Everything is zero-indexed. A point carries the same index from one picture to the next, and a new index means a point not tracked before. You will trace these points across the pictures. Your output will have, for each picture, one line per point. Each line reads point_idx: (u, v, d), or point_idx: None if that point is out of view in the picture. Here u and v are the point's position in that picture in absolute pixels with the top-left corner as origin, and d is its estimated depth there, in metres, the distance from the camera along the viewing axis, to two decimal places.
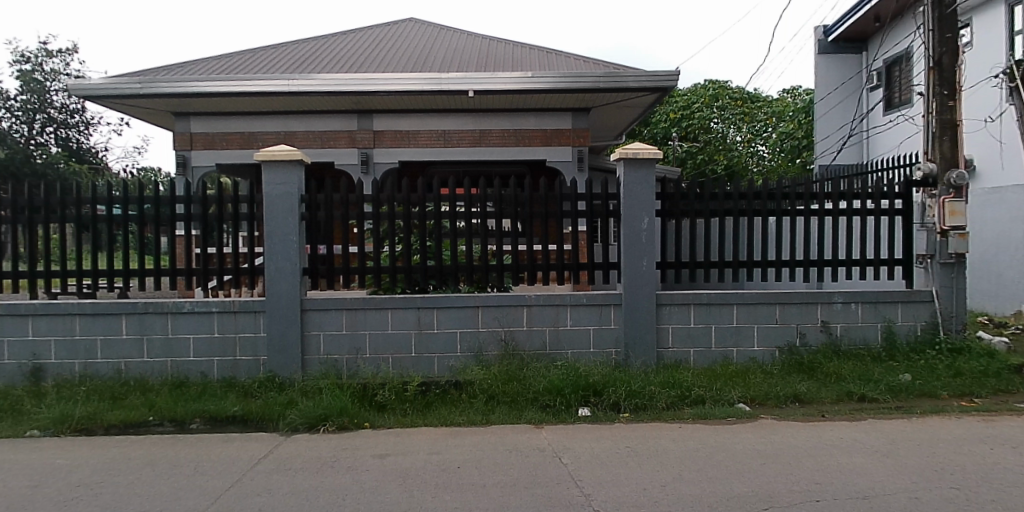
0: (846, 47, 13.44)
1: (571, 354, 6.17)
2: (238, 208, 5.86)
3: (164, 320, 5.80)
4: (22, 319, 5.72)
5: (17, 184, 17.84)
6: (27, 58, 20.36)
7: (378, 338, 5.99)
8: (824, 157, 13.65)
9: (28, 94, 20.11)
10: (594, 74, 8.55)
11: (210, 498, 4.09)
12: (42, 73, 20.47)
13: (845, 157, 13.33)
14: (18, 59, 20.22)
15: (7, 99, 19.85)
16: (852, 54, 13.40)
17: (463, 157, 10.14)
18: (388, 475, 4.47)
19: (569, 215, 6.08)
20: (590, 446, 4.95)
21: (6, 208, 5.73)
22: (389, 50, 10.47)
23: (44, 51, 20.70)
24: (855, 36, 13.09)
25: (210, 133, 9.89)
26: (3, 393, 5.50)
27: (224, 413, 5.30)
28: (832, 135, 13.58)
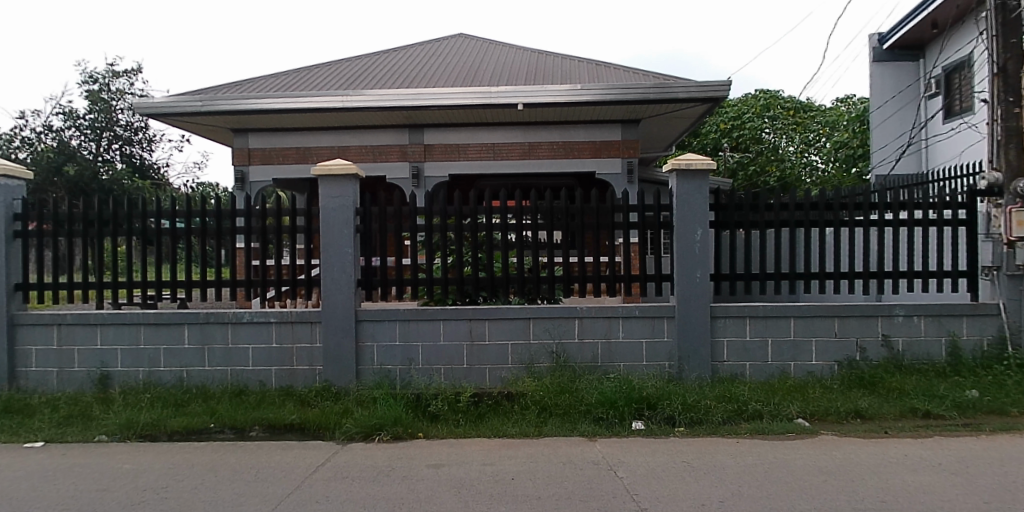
0: (902, 54, 13.16)
1: (623, 366, 6.11)
2: (295, 222, 5.92)
3: (224, 330, 5.94)
4: (90, 328, 5.90)
5: (86, 199, 18.82)
6: (96, 79, 21.30)
7: (430, 349, 6.03)
8: (881, 166, 13.33)
9: (95, 113, 21.04)
10: (644, 85, 8.55)
11: (270, 505, 4.16)
12: (108, 92, 21.41)
13: (902, 167, 12.98)
14: (88, 80, 21.21)
15: (77, 117, 20.84)
16: (907, 62, 13.10)
17: (512, 170, 10.21)
18: (444, 485, 4.48)
19: (621, 227, 6.05)
20: (645, 460, 4.88)
21: (77, 221, 5.90)
22: (439, 66, 10.66)
23: (110, 71, 21.61)
24: (911, 43, 12.82)
25: (267, 149, 10.19)
26: (73, 400, 5.70)
27: (282, 421, 5.40)
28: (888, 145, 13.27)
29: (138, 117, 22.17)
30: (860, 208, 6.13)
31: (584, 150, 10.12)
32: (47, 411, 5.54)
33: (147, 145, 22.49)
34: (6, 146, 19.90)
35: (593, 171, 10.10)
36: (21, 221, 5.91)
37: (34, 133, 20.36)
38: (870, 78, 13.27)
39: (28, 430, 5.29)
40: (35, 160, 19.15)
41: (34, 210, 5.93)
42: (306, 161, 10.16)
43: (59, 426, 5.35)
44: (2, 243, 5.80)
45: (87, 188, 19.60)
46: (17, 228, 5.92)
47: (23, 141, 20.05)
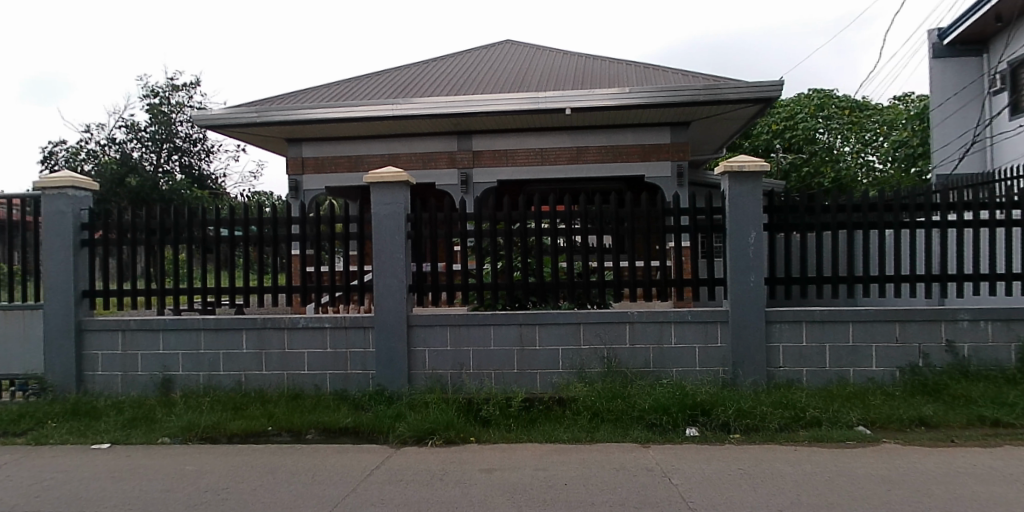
0: (963, 49, 12.75)
1: (676, 372, 6.03)
2: (348, 228, 5.99)
3: (280, 335, 6.06)
4: (152, 333, 6.08)
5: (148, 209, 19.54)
6: (156, 92, 22.04)
7: (481, 355, 6.04)
8: (943, 165, 12.87)
9: (156, 125, 21.77)
10: (693, 87, 8.47)
11: (326, 507, 4.22)
12: (168, 105, 22.14)
13: (967, 165, 12.56)
14: (150, 94, 21.97)
15: (138, 130, 21.65)
16: (970, 57, 12.68)
17: (560, 174, 10.19)
18: (497, 489, 4.48)
19: (673, 230, 5.98)
20: (700, 467, 4.80)
21: (139, 230, 6.06)
22: (487, 72, 10.73)
23: (170, 85, 22.34)
24: (974, 38, 12.39)
25: (319, 158, 10.40)
26: (138, 403, 5.88)
27: (337, 424, 5.48)
28: (950, 143, 12.84)
29: (195, 128, 22.83)
30: (922, 209, 5.94)
31: (633, 154, 10.04)
32: (113, 414, 5.72)
33: (204, 156, 23.12)
34: (73, 158, 20.89)
35: (643, 174, 10.01)
36: (88, 230, 6.11)
37: (99, 146, 21.29)
38: (930, 75, 12.90)
39: (95, 432, 5.48)
40: (99, 173, 20.07)
41: (100, 219, 6.13)
42: (356, 169, 10.33)
43: (124, 428, 5.52)
44: (70, 252, 6.01)
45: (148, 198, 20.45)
46: (84, 237, 6.13)
47: (88, 154, 20.97)
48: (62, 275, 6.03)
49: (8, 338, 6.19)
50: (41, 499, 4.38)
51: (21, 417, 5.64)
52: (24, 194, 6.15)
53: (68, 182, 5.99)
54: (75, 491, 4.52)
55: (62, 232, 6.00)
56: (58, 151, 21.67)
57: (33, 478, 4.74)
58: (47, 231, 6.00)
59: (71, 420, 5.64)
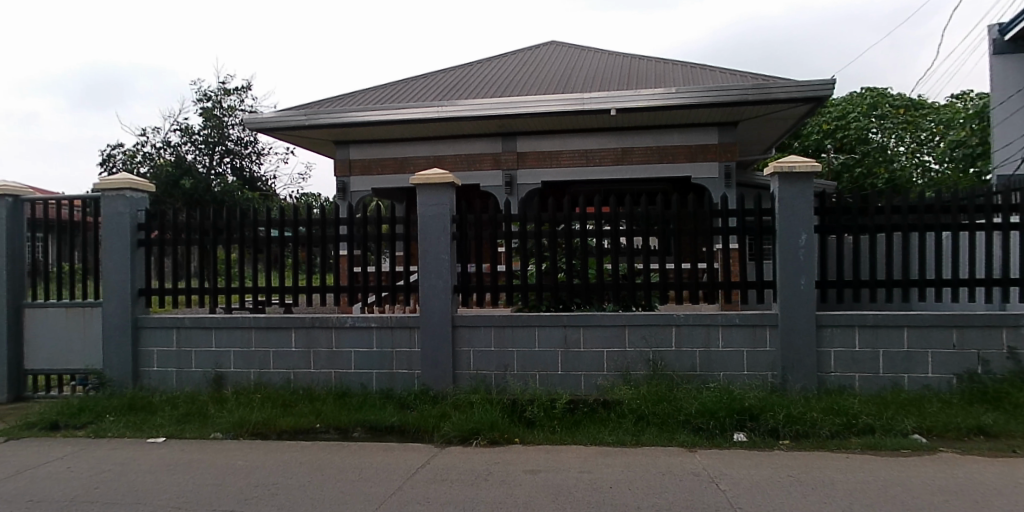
0: None
1: (723, 376, 5.95)
2: (394, 229, 6.06)
3: (328, 334, 6.15)
4: (205, 331, 6.24)
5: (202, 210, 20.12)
6: (209, 96, 22.58)
7: (525, 356, 6.05)
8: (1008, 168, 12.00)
9: (210, 129, 22.32)
10: (741, 87, 8.34)
11: (374, 503, 4.27)
12: (221, 109, 22.67)
13: None
14: (202, 98, 22.54)
15: (192, 134, 22.25)
16: None
17: (603, 175, 10.15)
18: (541, 491, 4.48)
19: (721, 232, 5.92)
20: (748, 473, 4.72)
21: (194, 231, 6.21)
22: (531, 73, 10.74)
23: (222, 90, 22.87)
24: None
25: (366, 160, 10.57)
26: (191, 398, 6.03)
27: (383, 423, 5.55)
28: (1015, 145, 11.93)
29: (246, 131, 23.30)
30: (982, 210, 5.76)
31: (680, 155, 9.94)
32: (167, 409, 5.89)
33: (255, 158, 23.54)
34: (130, 161, 21.61)
35: (689, 175, 9.90)
36: (144, 231, 6.31)
37: (154, 149, 21.96)
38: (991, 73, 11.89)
39: (150, 426, 5.64)
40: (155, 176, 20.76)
41: (156, 220, 6.31)
42: (402, 170, 10.46)
43: (177, 423, 5.68)
44: (127, 251, 6.20)
45: (201, 199, 21.07)
46: (140, 237, 6.32)
47: (144, 156, 21.64)
48: (119, 274, 6.22)
49: (69, 335, 6.42)
50: (100, 490, 4.53)
51: (82, 410, 5.85)
52: (84, 195, 6.35)
53: (126, 184, 6.18)
54: (131, 483, 4.66)
55: (120, 232, 6.19)
56: (116, 154, 22.43)
57: (93, 470, 4.91)
58: (106, 231, 6.21)
59: (128, 415, 5.82)
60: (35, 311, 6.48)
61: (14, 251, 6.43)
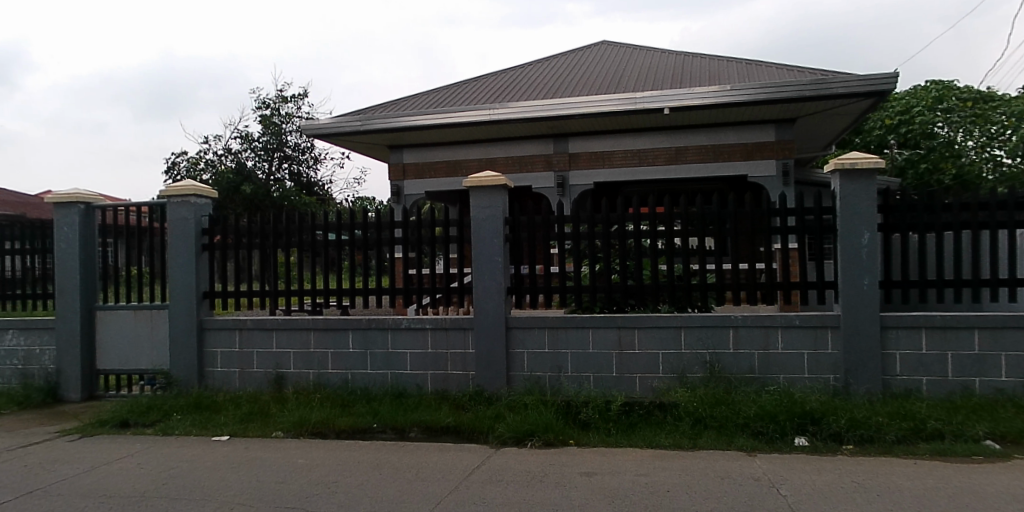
0: None
1: (783, 379, 5.83)
2: (448, 231, 6.12)
3: (384, 335, 6.25)
4: (266, 332, 6.40)
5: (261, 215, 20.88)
6: (267, 104, 23.15)
7: (579, 357, 6.03)
8: None
9: (269, 135, 22.88)
10: (798, 82, 8.16)
11: (431, 503, 4.31)
12: (279, 117, 23.17)
13: None
14: (261, 106, 23.15)
15: (252, 141, 22.87)
16: None
17: (656, 175, 10.06)
18: (597, 494, 4.44)
19: (779, 231, 5.82)
20: (810, 478, 4.58)
21: (255, 235, 6.40)
22: (582, 74, 10.73)
23: (280, 97, 23.39)
24: None
25: (420, 163, 10.89)
26: (253, 398, 6.20)
27: (439, 423, 5.59)
28: None
29: (303, 138, 23.75)
30: None
31: (735, 153, 9.80)
32: (232, 408, 6.07)
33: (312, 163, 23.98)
34: (193, 168, 22.35)
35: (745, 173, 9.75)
36: (208, 235, 6.52)
37: (216, 156, 22.66)
38: None
39: (215, 424, 5.83)
40: (217, 181, 21.54)
41: (218, 225, 6.52)
42: (455, 173, 10.66)
43: (241, 421, 5.85)
44: (192, 256, 6.42)
45: (261, 204, 21.77)
46: (204, 241, 6.53)
47: (207, 163, 22.39)
48: (185, 277, 6.44)
49: (138, 336, 6.69)
50: (168, 486, 4.69)
51: (151, 409, 6.07)
52: (150, 202, 6.58)
53: (190, 191, 6.39)
54: (197, 480, 4.81)
55: (185, 237, 6.42)
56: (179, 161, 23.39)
57: (162, 466, 5.10)
58: (172, 236, 6.44)
59: (194, 413, 6.01)
60: (104, 313, 6.75)
61: (87, 256, 6.73)
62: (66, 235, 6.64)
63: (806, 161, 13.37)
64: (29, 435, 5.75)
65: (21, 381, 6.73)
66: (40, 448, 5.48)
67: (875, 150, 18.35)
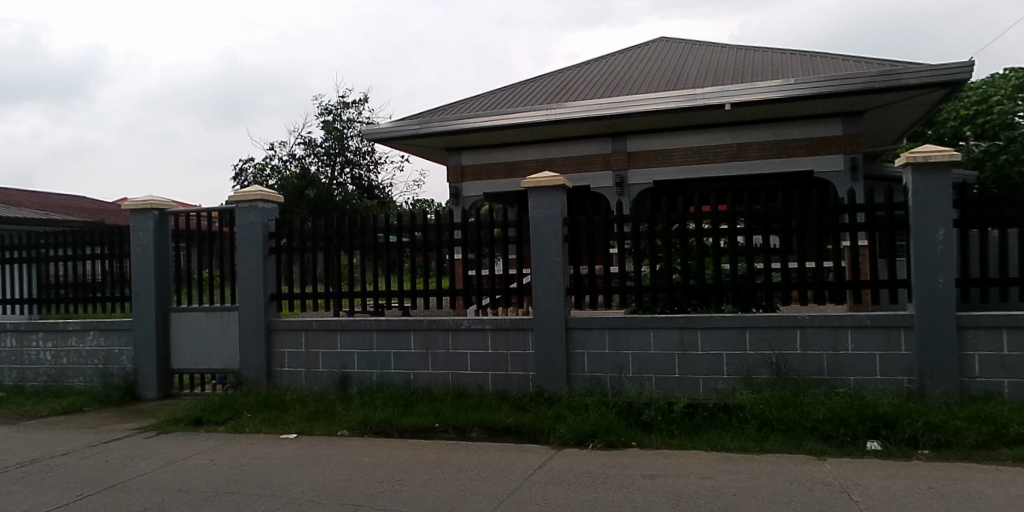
0: None
1: (853, 380, 5.65)
2: (507, 232, 6.17)
3: (446, 336, 6.33)
4: (331, 333, 6.56)
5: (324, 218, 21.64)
6: (330, 110, 23.73)
7: (640, 358, 5.98)
8: None
9: (331, 141, 23.49)
10: (867, 74, 7.92)
11: (495, 503, 4.34)
12: (341, 122, 23.72)
13: None
14: (324, 111, 23.69)
15: (315, 146, 23.56)
16: None
17: (717, 172, 10.12)
18: (661, 496, 4.37)
19: (848, 228, 5.65)
20: (884, 484, 4.39)
21: (319, 238, 6.56)
22: (638, 72, 10.66)
23: (342, 103, 23.96)
24: None
25: (477, 165, 11.29)
26: (319, 397, 6.36)
27: (500, 423, 5.63)
28: None
29: (364, 142, 24.26)
30: None
31: (801, 148, 9.72)
32: (299, 407, 6.24)
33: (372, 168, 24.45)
34: (260, 175, 23.24)
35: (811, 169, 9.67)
36: (274, 239, 6.72)
37: (281, 161, 23.47)
38: None
39: (284, 422, 6.00)
40: (282, 186, 22.32)
41: (284, 229, 6.72)
42: (513, 174, 10.99)
43: (308, 420, 6.00)
44: (260, 259, 6.63)
45: (324, 208, 22.54)
46: (271, 245, 6.73)
47: (272, 169, 23.24)
48: (254, 280, 6.66)
49: (210, 337, 6.96)
50: (241, 482, 4.85)
51: (223, 407, 6.30)
52: (219, 207, 6.83)
53: (257, 196, 6.61)
54: (269, 476, 4.96)
55: (253, 241, 6.63)
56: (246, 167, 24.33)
57: (234, 462, 5.27)
58: (241, 241, 6.66)
59: (263, 411, 6.21)
60: (178, 315, 7.04)
61: (161, 260, 7.02)
62: (142, 241, 6.96)
63: (875, 155, 12.98)
64: (110, 432, 6.04)
65: (102, 380, 7.08)
66: (122, 444, 5.75)
67: (949, 142, 17.57)
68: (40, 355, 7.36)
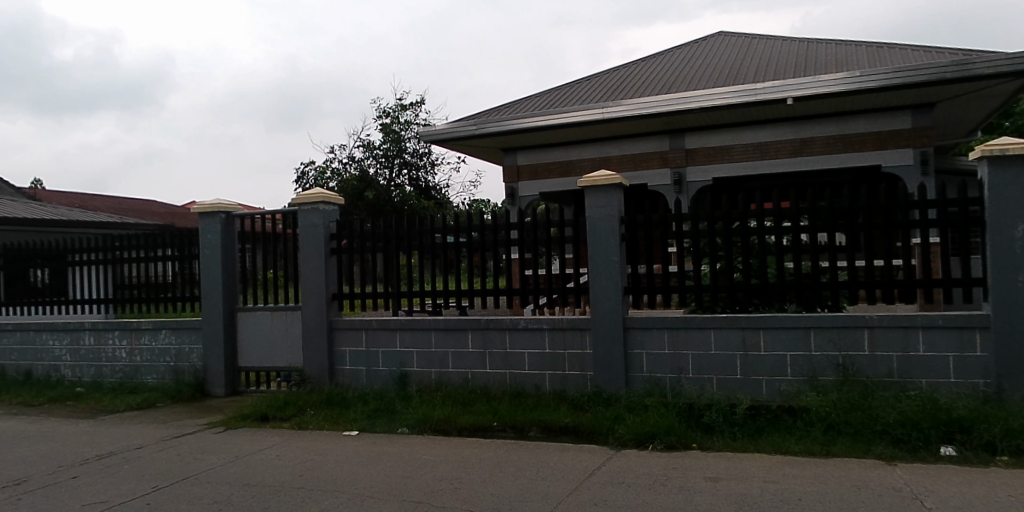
0: None
1: (925, 383, 5.43)
2: (564, 232, 6.22)
3: (503, 336, 6.37)
4: (390, 332, 6.68)
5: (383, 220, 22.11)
6: (388, 113, 24.14)
7: (701, 358, 5.90)
8: None
9: (389, 143, 23.91)
10: (938, 64, 7.63)
11: (553, 502, 4.33)
12: (399, 124, 24.09)
13: None
14: (381, 114, 24.09)
15: (374, 149, 24.02)
16: None
17: (779, 168, 9.91)
18: (723, 499, 4.27)
19: (919, 225, 5.43)
20: (959, 490, 4.16)
21: (379, 239, 6.72)
22: (693, 68, 10.52)
23: (399, 106, 24.34)
24: None
25: (532, 164, 11.41)
26: (380, 395, 6.48)
27: (558, 423, 5.62)
28: None
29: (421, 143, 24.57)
30: None
31: (868, 142, 9.45)
32: (360, 404, 6.37)
33: (429, 168, 24.58)
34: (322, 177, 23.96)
35: (878, 164, 9.39)
36: (335, 240, 6.90)
37: (341, 164, 24.06)
38: None
39: (346, 420, 6.13)
40: (342, 189, 22.96)
41: (345, 230, 6.89)
42: (568, 173, 11.04)
43: (368, 417, 6.11)
44: (321, 259, 6.80)
45: (383, 210, 23.08)
46: (332, 246, 6.90)
47: (332, 173, 23.87)
48: (316, 280, 6.84)
49: (274, 335, 7.18)
50: (305, 478, 4.96)
51: (287, 404, 6.48)
52: (283, 209, 7.03)
53: (319, 198, 6.78)
54: (330, 472, 5.06)
55: (316, 242, 6.83)
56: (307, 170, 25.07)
57: (298, 458, 5.40)
58: (304, 242, 6.87)
59: (326, 409, 6.36)
60: (244, 314, 7.30)
61: (229, 261, 7.30)
62: (210, 242, 7.24)
63: (949, 148, 12.46)
64: (182, 426, 6.29)
65: (174, 377, 7.38)
66: (192, 438, 5.97)
67: None
68: (115, 353, 7.72)
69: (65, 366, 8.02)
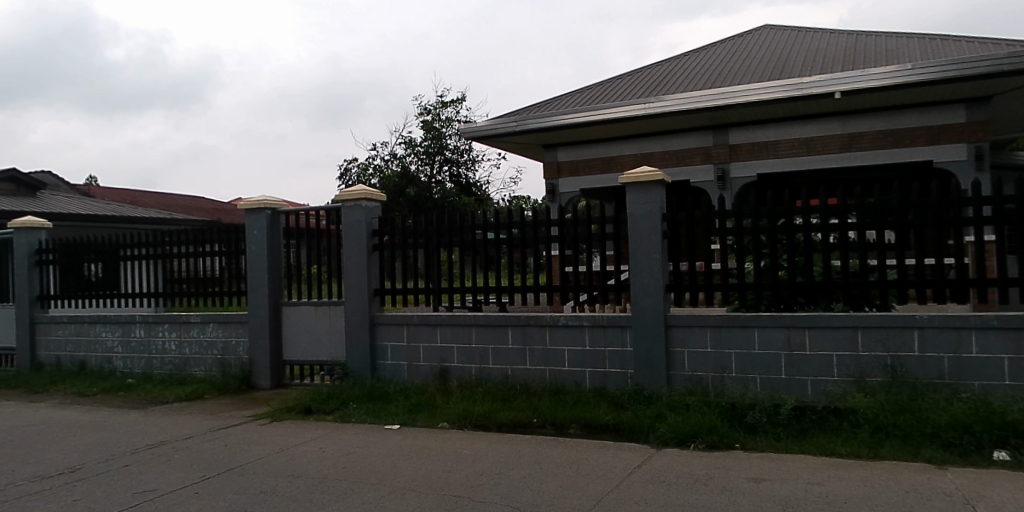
0: None
1: (979, 386, 5.25)
2: (604, 228, 6.17)
3: (543, 332, 6.39)
4: (431, 327, 6.76)
5: None
6: (428, 110, 24.27)
7: (743, 357, 5.83)
8: None
9: (429, 140, 24.06)
10: (994, 56, 7.36)
11: (593, 500, 4.31)
12: (439, 122, 24.21)
13: None
14: (421, 111, 24.27)
15: (415, 146, 24.21)
16: None
17: (823, 164, 9.72)
18: (765, 500, 4.20)
19: (972, 222, 5.26)
20: (1015, 496, 4.01)
21: (421, 235, 6.81)
22: (736, 62, 10.36)
23: (440, 103, 24.45)
24: None
25: (569, 161, 11.40)
26: (422, 389, 6.58)
27: (598, 421, 5.61)
28: None
29: (461, 140, 24.64)
30: None
31: (919, 137, 9.20)
32: (402, 399, 6.45)
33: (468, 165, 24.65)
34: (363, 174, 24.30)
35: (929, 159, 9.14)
36: (377, 236, 6.99)
37: (382, 161, 24.32)
38: None
39: (387, 414, 6.21)
40: (384, 185, 23.31)
41: (386, 226, 6.99)
42: (608, 169, 11.01)
43: (409, 412, 6.18)
44: (363, 255, 6.91)
45: (424, 206, 23.28)
46: (374, 242, 7.00)
47: (374, 170, 24.20)
48: (359, 275, 6.95)
49: (318, 330, 7.33)
50: (347, 470, 5.05)
51: (330, 397, 6.61)
52: (326, 206, 7.15)
53: (362, 195, 6.89)
54: (372, 465, 5.13)
55: (358, 238, 6.93)
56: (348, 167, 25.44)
57: (341, 450, 5.50)
58: (347, 237, 6.99)
59: (368, 402, 6.46)
60: (289, 308, 7.47)
61: (274, 256, 7.46)
62: (256, 238, 7.41)
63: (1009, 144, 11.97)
64: (228, 418, 6.46)
65: (221, 369, 7.58)
66: (238, 429, 6.13)
67: None
68: (165, 345, 7.96)
69: (117, 357, 8.30)
